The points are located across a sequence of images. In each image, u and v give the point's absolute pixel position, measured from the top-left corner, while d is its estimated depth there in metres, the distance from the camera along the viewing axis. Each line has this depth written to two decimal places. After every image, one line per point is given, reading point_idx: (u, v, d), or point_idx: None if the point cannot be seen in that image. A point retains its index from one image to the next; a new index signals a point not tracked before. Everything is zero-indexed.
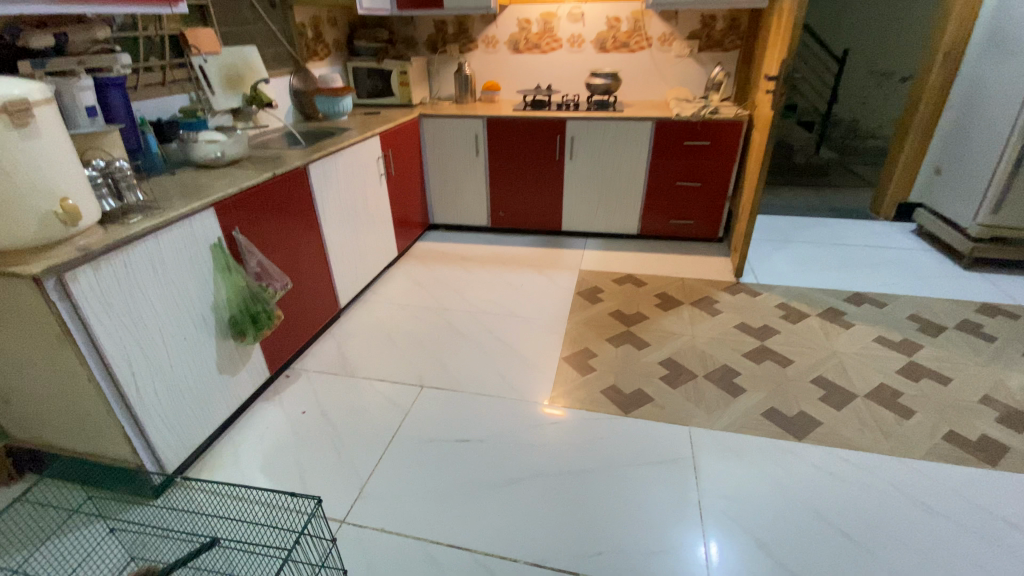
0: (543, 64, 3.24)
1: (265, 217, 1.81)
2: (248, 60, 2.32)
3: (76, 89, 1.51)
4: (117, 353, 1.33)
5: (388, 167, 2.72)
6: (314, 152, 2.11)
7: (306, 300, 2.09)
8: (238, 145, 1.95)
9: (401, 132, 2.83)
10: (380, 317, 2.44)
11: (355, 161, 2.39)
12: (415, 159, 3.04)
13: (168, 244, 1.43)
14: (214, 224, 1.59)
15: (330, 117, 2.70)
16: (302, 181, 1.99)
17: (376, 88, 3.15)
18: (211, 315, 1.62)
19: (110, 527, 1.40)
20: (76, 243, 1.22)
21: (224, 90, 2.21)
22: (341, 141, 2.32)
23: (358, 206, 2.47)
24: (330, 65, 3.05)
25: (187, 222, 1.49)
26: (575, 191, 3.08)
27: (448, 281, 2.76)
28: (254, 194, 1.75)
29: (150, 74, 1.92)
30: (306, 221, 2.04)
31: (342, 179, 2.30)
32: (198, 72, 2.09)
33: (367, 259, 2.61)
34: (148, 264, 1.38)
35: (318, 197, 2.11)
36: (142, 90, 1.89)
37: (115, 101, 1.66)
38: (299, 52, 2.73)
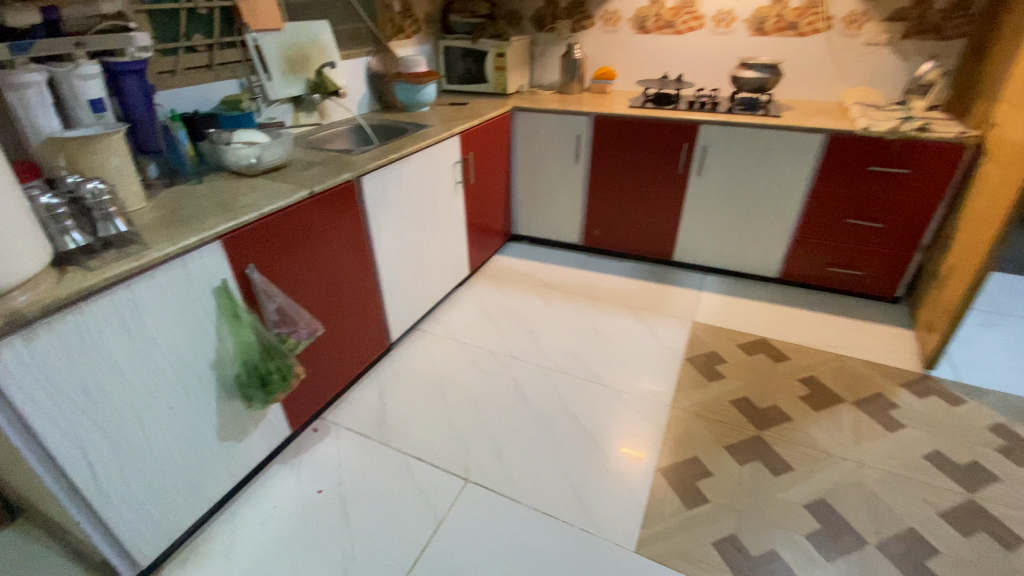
0: (674, 49, 2.55)
1: (296, 247, 1.42)
2: (315, 39, 1.94)
3: (75, 78, 1.19)
4: (68, 442, 0.99)
5: (467, 172, 2.26)
6: (373, 159, 1.69)
7: (345, 340, 1.70)
8: (282, 147, 1.56)
9: (488, 130, 2.34)
10: (436, 358, 2.01)
11: (426, 168, 1.95)
12: (502, 160, 2.55)
13: (149, 293, 1.08)
14: (222, 260, 1.22)
15: (409, 107, 2.31)
16: (350, 197, 1.58)
17: (468, 72, 2.69)
18: (211, 374, 1.26)
19: None
20: (4, 304, 0.88)
21: (285, 75, 1.85)
22: (411, 143, 1.88)
23: (424, 221, 2.03)
24: (418, 44, 2.62)
25: (180, 261, 1.13)
26: (697, 216, 2.41)
27: (522, 315, 2.26)
28: (282, 219, 1.36)
29: (192, 55, 1.58)
30: (352, 247, 1.63)
31: (406, 191, 1.87)
32: (252, 53, 1.73)
33: (430, 283, 2.18)
34: (118, 321, 1.03)
35: (371, 215, 1.70)
36: (181, 75, 1.56)
37: (130, 91, 1.32)
38: (382, 29, 2.32)
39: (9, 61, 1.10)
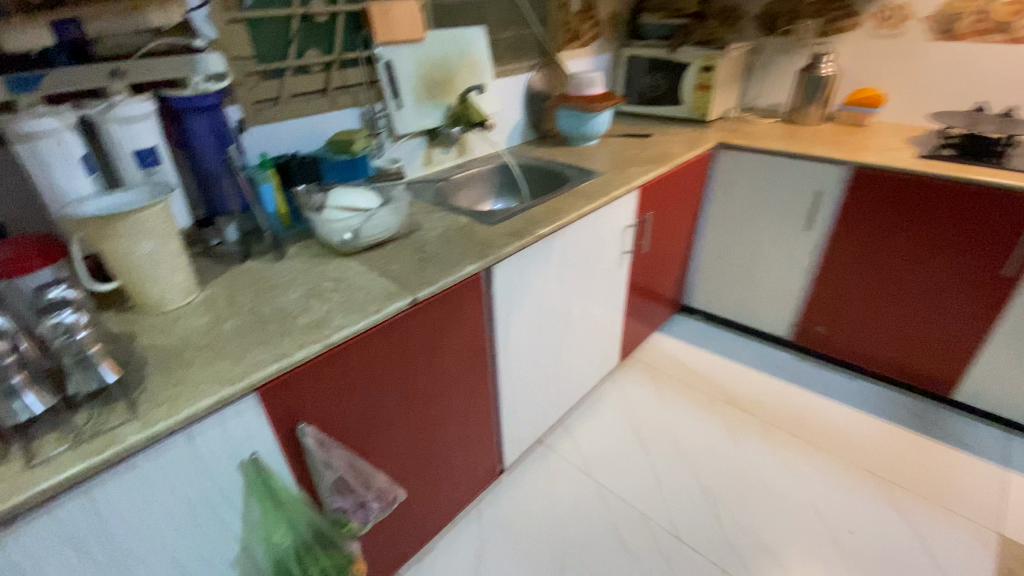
0: (1006, 65, 1.59)
1: (378, 379, 0.94)
2: (464, 53, 1.46)
3: (114, 123, 0.84)
4: None
5: (641, 236, 1.61)
6: (513, 235, 1.13)
7: (440, 484, 1.20)
8: (392, 215, 1.09)
9: (678, 177, 1.66)
10: (563, 503, 1.43)
11: (588, 241, 1.36)
12: (688, 215, 1.85)
13: (128, 490, 0.66)
14: (257, 419, 0.78)
15: (574, 142, 1.76)
16: (472, 297, 1.06)
17: (656, 91, 2.04)
18: (232, 573, 0.84)
19: None
20: None
21: (420, 102, 1.39)
22: (570, 204, 1.29)
23: (572, 308, 1.44)
24: (596, 52, 2.03)
25: (183, 436, 0.70)
26: (1019, 343, 1.46)
27: (693, 450, 1.57)
28: (361, 346, 0.88)
29: (303, 77, 1.19)
30: (463, 362, 1.11)
31: (554, 274, 1.29)
32: (381, 73, 1.29)
33: (569, 384, 1.60)
34: (68, 544, 0.63)
35: (498, 315, 1.15)
36: (286, 104, 1.17)
37: (199, 134, 0.96)
38: (553, 35, 1.78)
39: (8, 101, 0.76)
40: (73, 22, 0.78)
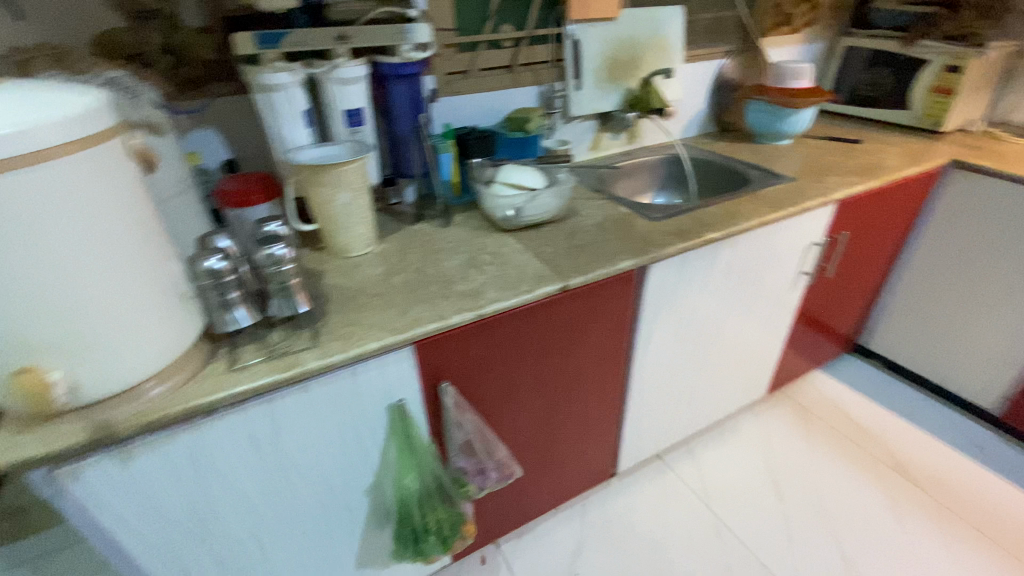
0: None
1: (516, 357, 0.95)
2: (657, 34, 1.37)
3: (332, 82, 0.94)
4: (166, 561, 0.78)
5: (827, 258, 1.39)
6: (679, 235, 1.04)
7: (553, 470, 1.20)
8: (555, 198, 1.08)
9: (888, 196, 1.39)
10: (674, 526, 1.34)
11: (761, 254, 1.21)
12: (889, 242, 1.55)
13: (297, 408, 0.76)
14: (407, 370, 0.84)
15: (761, 138, 1.60)
16: (622, 294, 1.00)
17: (874, 89, 1.74)
18: (363, 500, 0.93)
19: None
20: (101, 411, 0.63)
21: (601, 84, 1.35)
22: (749, 209, 1.15)
23: (726, 325, 1.31)
24: (805, 40, 1.78)
25: (349, 371, 0.78)
26: None
27: (839, 512, 1.36)
28: (508, 321, 0.89)
29: (494, 52, 1.21)
30: (600, 358, 1.08)
31: (714, 285, 1.18)
32: (567, 52, 1.27)
33: (704, 404, 1.48)
34: (248, 440, 0.74)
35: (645, 318, 1.09)
36: (474, 78, 1.21)
37: (398, 100, 1.04)
38: (759, 19, 1.59)
39: (258, 55, 0.88)
40: None
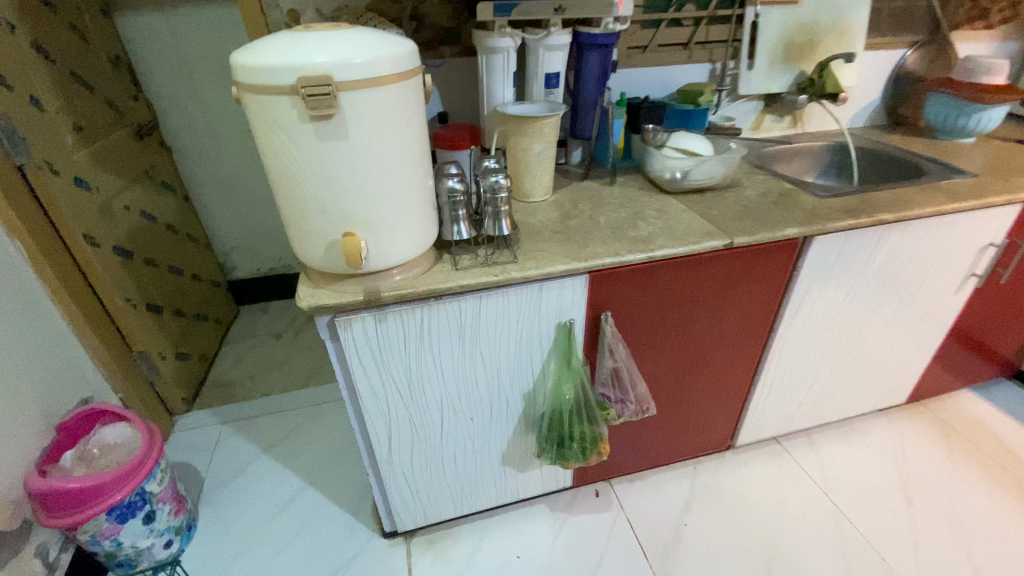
0: None
1: (669, 303, 1.05)
2: (840, 18, 1.37)
3: (542, 49, 1.10)
4: (379, 411, 1.00)
5: (1003, 263, 1.30)
6: (846, 212, 1.07)
7: (677, 422, 1.29)
8: (720, 166, 1.15)
9: None
10: (787, 505, 1.37)
11: (929, 247, 1.18)
12: None
13: (494, 309, 0.93)
14: (580, 295, 0.98)
15: (940, 134, 1.52)
16: (779, 262, 1.06)
17: None
18: (520, 404, 1.10)
19: (361, 546, 1.33)
20: (371, 280, 0.85)
21: (773, 66, 1.38)
22: (923, 197, 1.14)
23: (876, 318, 1.29)
24: (1009, 33, 1.63)
25: (537, 287, 0.94)
26: None
27: (977, 529, 1.30)
28: (671, 269, 0.99)
29: (676, 29, 1.30)
30: (744, 321, 1.14)
31: (872, 272, 1.17)
32: (746, 32, 1.32)
33: (835, 399, 1.46)
34: (457, 327, 0.93)
35: (796, 293, 1.13)
36: (653, 53, 1.31)
37: (589, 68, 1.17)
38: (955, 8, 1.50)
39: (490, 23, 1.06)
40: None
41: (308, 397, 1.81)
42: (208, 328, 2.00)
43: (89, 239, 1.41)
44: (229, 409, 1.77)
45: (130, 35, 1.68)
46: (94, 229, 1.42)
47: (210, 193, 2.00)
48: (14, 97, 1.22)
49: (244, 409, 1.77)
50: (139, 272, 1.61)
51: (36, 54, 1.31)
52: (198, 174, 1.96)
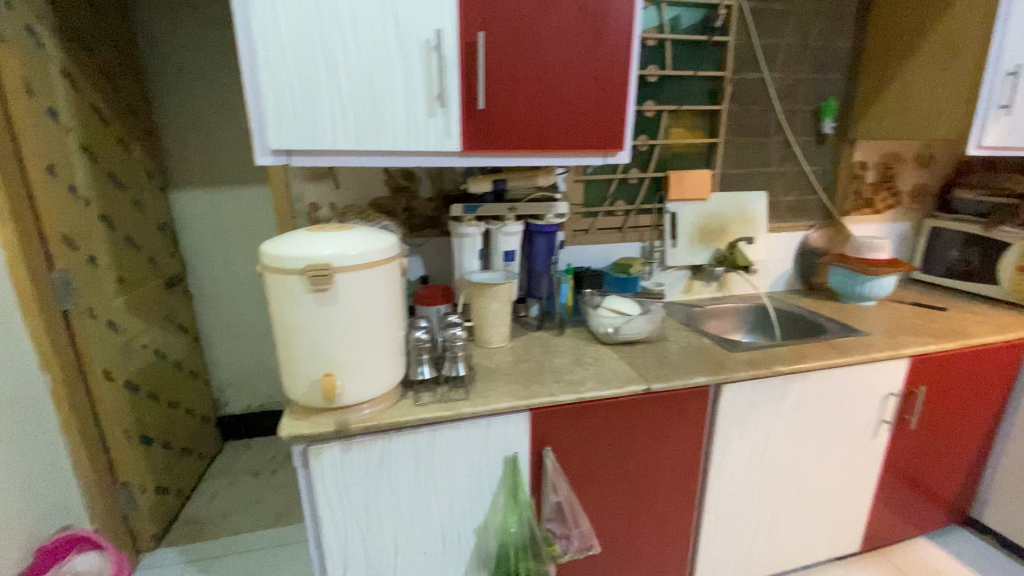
0: None
1: (605, 440, 1.20)
2: (742, 211, 1.75)
3: (500, 234, 1.42)
4: (337, 540, 1.09)
5: (908, 411, 1.48)
6: (749, 363, 1.29)
7: (629, 563, 1.35)
8: (647, 323, 1.41)
9: (972, 360, 1.49)
10: None
11: (833, 395, 1.37)
12: (987, 408, 1.59)
13: (447, 442, 1.09)
14: (523, 431, 1.14)
15: (846, 300, 1.80)
16: (697, 405, 1.24)
17: (965, 265, 1.88)
18: (472, 537, 1.19)
19: None
20: (343, 413, 1.03)
21: (692, 244, 1.72)
22: (817, 352, 1.36)
23: (804, 461, 1.42)
24: (892, 220, 2.01)
25: (485, 422, 1.11)
26: None
27: None
28: (601, 409, 1.17)
29: (610, 218, 1.66)
30: (676, 460, 1.27)
31: (786, 416, 1.34)
32: (667, 221, 1.69)
33: (787, 545, 1.51)
34: (413, 458, 1.08)
35: (719, 434, 1.29)
36: (593, 234, 1.66)
37: (538, 249, 1.50)
38: (839, 201, 1.88)
39: (460, 217, 1.40)
40: (501, 182, 1.37)
41: (278, 536, 1.82)
42: (191, 462, 2.07)
43: (105, 374, 1.59)
44: (196, 547, 1.77)
45: (180, 206, 2.07)
46: (112, 365, 1.62)
47: (219, 334, 2.24)
48: (78, 257, 1.50)
49: (211, 548, 1.77)
50: (141, 404, 1.76)
51: (103, 224, 1.63)
52: (212, 317, 2.21)
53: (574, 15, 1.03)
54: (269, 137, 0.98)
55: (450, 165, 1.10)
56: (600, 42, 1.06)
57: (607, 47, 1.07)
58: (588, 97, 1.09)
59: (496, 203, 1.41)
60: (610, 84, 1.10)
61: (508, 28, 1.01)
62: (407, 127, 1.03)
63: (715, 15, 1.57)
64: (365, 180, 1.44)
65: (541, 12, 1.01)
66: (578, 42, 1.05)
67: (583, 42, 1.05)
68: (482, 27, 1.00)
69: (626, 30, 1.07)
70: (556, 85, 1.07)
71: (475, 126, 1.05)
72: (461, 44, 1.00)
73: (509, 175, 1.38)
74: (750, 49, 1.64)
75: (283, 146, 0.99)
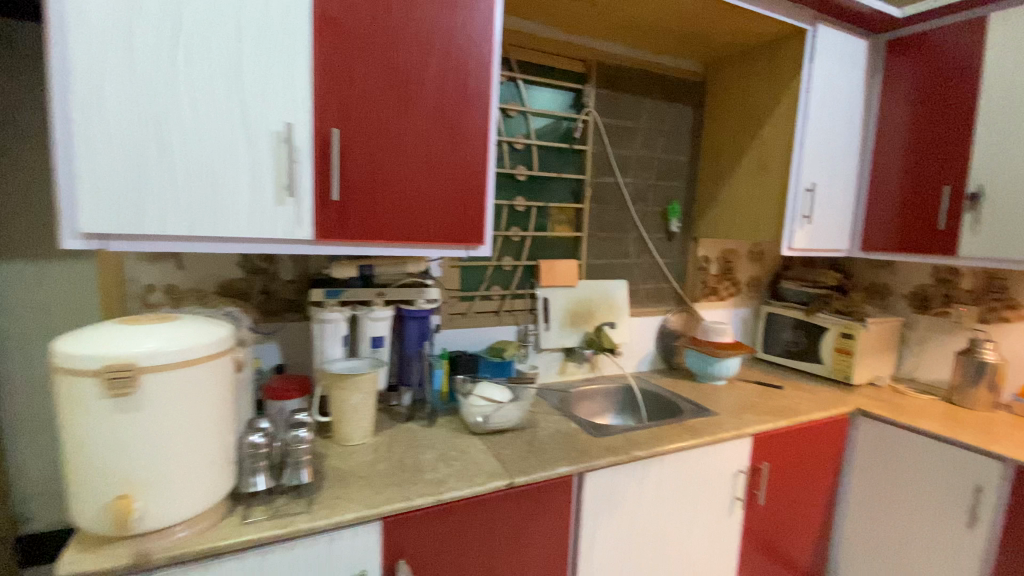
0: None
1: (468, 544, 1.13)
2: (608, 297, 1.87)
3: (367, 319, 1.35)
4: None
5: (755, 486, 1.59)
6: (610, 449, 1.31)
7: None
8: (518, 409, 1.39)
9: (803, 435, 1.67)
10: None
11: (689, 475, 1.44)
12: (822, 478, 1.77)
13: (280, 565, 0.95)
14: (374, 543, 1.03)
15: (700, 378, 1.95)
16: (561, 498, 1.22)
17: (795, 345, 2.16)
18: None
19: None
20: (143, 541, 0.87)
21: (564, 328, 1.80)
22: (673, 435, 1.44)
23: (669, 545, 1.44)
24: (735, 305, 2.28)
25: (327, 537, 0.99)
26: None
27: None
28: (461, 510, 1.10)
29: (486, 302, 1.69)
30: (543, 558, 1.23)
31: (648, 500, 1.37)
32: (540, 305, 1.75)
33: None
34: None
35: (584, 525, 1.27)
36: (469, 318, 1.66)
37: (409, 333, 1.44)
38: (689, 289, 2.11)
39: (321, 301, 1.32)
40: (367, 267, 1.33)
41: None
42: None
43: None
44: None
45: None
46: None
47: None
48: None
49: None
50: None
51: None
52: None
53: (429, 120, 1.10)
54: (80, 221, 0.88)
55: (301, 253, 1.07)
56: (456, 146, 1.13)
57: (463, 151, 1.14)
58: (445, 194, 1.14)
59: (362, 288, 1.36)
60: (466, 183, 1.16)
61: (363, 126, 1.05)
62: (249, 214, 0.99)
63: (574, 127, 1.76)
64: (216, 263, 1.34)
65: (397, 115, 1.07)
66: (434, 143, 1.11)
67: (439, 145, 1.12)
68: (337, 124, 1.02)
69: (480, 137, 1.15)
70: (414, 181, 1.10)
71: (328, 216, 1.04)
72: (315, 138, 1.01)
73: (376, 262, 1.35)
74: (606, 157, 1.85)
75: (98, 229, 0.89)
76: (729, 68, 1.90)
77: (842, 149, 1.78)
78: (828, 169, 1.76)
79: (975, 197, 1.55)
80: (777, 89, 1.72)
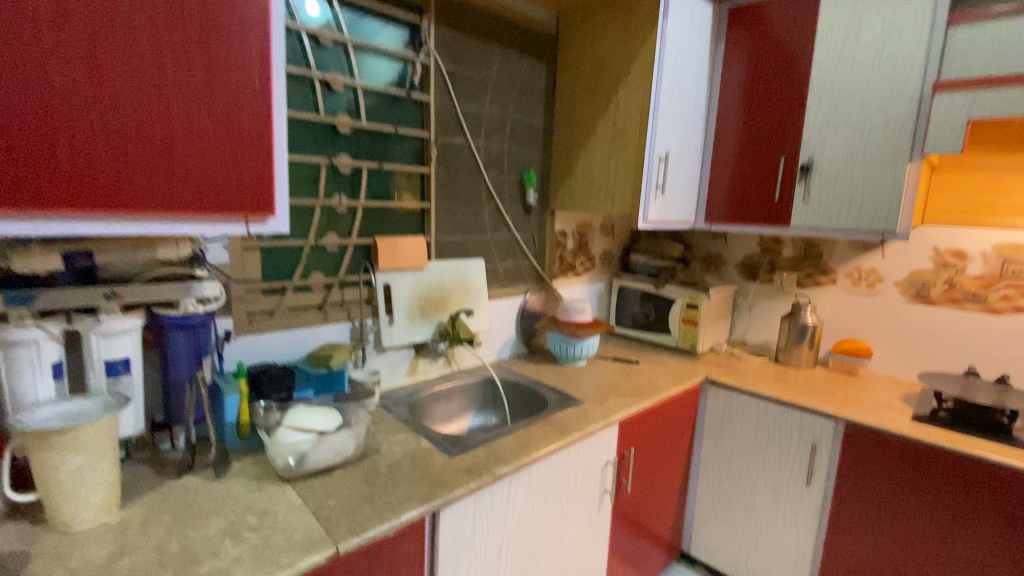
0: (976, 330, 1.67)
1: None
2: (462, 280, 1.60)
3: (94, 336, 0.88)
4: None
5: (623, 474, 1.50)
6: (469, 471, 1.05)
7: None
8: (349, 439, 1.04)
9: (663, 411, 1.62)
10: None
11: (559, 479, 1.26)
12: (678, 451, 1.76)
13: None
14: None
15: (562, 363, 1.81)
16: (409, 548, 0.93)
17: (645, 318, 2.15)
18: None
19: None
20: None
21: (411, 320, 1.48)
22: (541, 437, 1.24)
23: (540, 562, 1.26)
24: (591, 281, 2.19)
25: None
26: None
27: None
28: None
29: (304, 294, 1.28)
30: None
31: (515, 520, 1.16)
32: (378, 294, 1.40)
33: None
34: None
35: (440, 571, 1.01)
36: (280, 317, 1.24)
37: (176, 351, 1.00)
38: (547, 266, 1.94)
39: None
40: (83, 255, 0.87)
41: None
42: None
43: None
44: None
45: None
46: None
47: None
48: None
49: None
50: None
51: None
52: None
53: (159, 18, 0.70)
54: None
55: None
56: (211, 66, 0.76)
57: (225, 76, 0.77)
58: (199, 138, 0.76)
59: (81, 287, 0.88)
60: (235, 124, 0.79)
61: (17, 8, 0.61)
62: None
63: (412, 71, 1.42)
64: None
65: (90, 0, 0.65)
66: (170, 56, 0.72)
67: (180, 60, 0.73)
68: None
69: (252, 59, 0.79)
70: (136, 114, 0.70)
71: None
72: None
73: (102, 246, 0.89)
74: (452, 113, 1.54)
75: None
76: (583, 21, 1.72)
77: (691, 117, 1.73)
78: (679, 137, 1.70)
79: (806, 168, 1.60)
80: (634, 45, 1.59)
